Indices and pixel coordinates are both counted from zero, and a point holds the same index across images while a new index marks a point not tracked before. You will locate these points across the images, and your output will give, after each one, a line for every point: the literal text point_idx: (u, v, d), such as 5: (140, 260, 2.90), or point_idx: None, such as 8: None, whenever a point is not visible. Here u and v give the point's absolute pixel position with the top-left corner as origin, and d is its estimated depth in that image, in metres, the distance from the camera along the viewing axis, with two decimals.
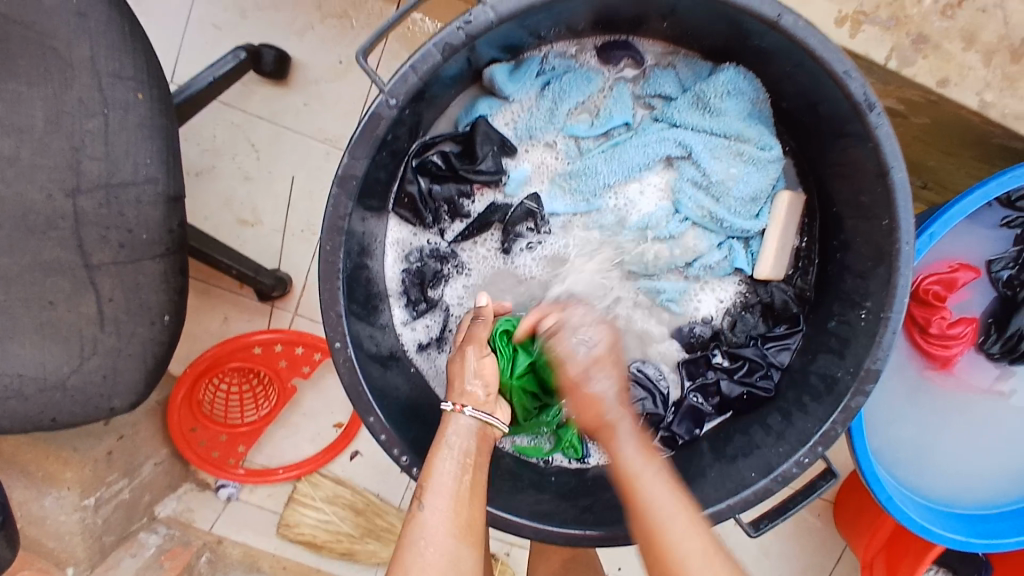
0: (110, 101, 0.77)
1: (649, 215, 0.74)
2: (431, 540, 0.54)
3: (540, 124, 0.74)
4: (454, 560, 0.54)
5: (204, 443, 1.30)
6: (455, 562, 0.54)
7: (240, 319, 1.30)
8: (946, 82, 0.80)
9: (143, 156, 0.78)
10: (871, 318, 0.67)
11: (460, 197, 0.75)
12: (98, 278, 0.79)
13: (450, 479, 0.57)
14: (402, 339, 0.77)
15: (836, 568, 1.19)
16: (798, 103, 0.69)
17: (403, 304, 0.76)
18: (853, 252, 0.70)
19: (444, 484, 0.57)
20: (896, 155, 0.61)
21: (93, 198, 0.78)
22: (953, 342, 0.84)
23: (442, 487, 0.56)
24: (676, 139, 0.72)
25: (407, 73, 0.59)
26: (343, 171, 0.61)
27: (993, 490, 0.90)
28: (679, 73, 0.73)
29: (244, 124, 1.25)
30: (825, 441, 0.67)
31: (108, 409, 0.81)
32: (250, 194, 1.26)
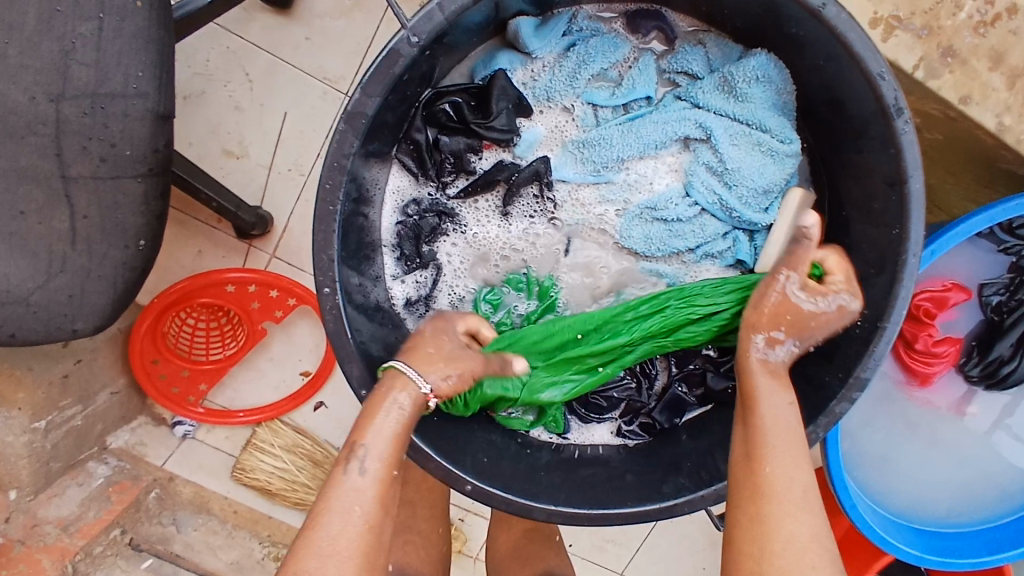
0: (107, 6, 0.72)
1: (658, 195, 0.73)
2: (348, 503, 0.54)
3: (559, 87, 0.71)
4: (372, 526, 0.54)
5: (165, 377, 1.26)
6: (373, 531, 0.54)
7: (215, 254, 1.25)
8: (967, 99, 0.80)
9: (136, 67, 0.73)
10: (866, 326, 0.67)
11: (467, 152, 0.72)
12: (74, 191, 0.75)
13: (385, 438, 0.56)
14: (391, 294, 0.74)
15: None
16: (823, 100, 0.67)
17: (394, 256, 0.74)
18: (856, 258, 0.70)
19: (380, 443, 0.56)
20: (915, 164, 0.60)
21: (78, 105, 0.73)
22: (935, 359, 0.84)
23: (377, 445, 0.56)
24: (696, 120, 0.70)
25: (433, 12, 0.56)
26: (353, 109, 0.57)
27: (948, 505, 0.92)
28: (708, 52, 0.71)
29: (240, 51, 1.19)
30: (806, 443, 0.67)
31: (70, 331, 0.78)
32: (239, 125, 1.21)
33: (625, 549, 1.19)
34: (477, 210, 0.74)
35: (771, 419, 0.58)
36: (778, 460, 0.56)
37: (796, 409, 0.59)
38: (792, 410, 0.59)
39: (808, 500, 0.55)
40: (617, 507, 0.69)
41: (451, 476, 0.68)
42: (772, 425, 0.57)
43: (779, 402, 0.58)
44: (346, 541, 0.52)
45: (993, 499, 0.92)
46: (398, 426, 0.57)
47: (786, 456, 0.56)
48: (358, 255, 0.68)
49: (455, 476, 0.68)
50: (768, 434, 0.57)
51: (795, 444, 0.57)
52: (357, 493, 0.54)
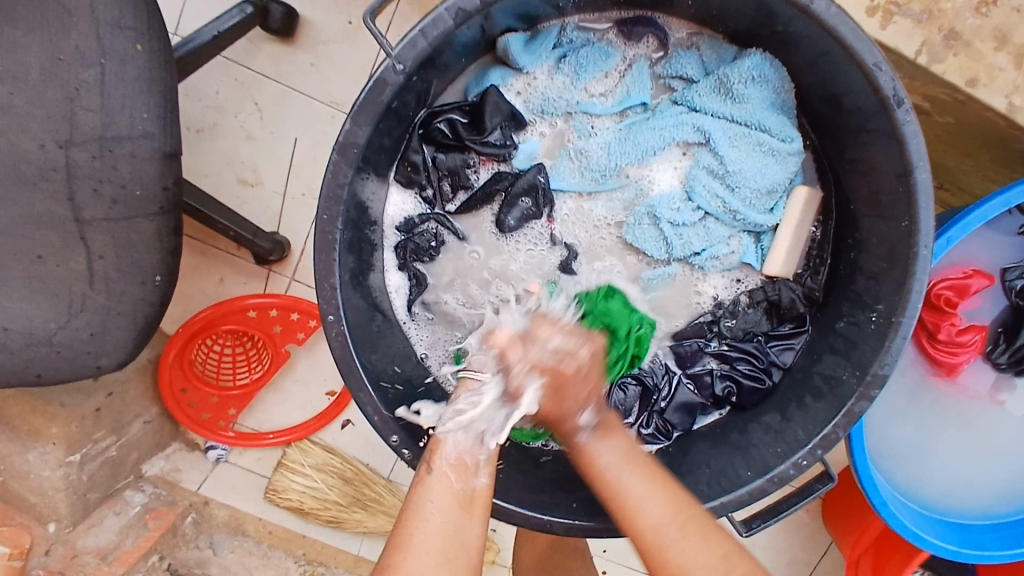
0: (108, 51, 0.74)
1: (661, 198, 0.72)
2: (433, 507, 0.55)
3: (552, 99, 0.71)
4: (460, 522, 0.55)
5: (195, 405, 1.28)
6: (459, 530, 0.55)
7: (236, 281, 1.28)
8: (975, 82, 0.77)
9: (139, 109, 0.75)
10: (881, 322, 0.65)
11: (464, 168, 0.72)
12: (88, 234, 0.77)
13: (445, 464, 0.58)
14: (397, 312, 0.74)
15: (819, 562, 1.19)
16: (823, 96, 0.66)
17: (400, 279, 0.74)
18: (867, 253, 0.68)
19: (453, 452, 0.59)
20: (921, 155, 0.58)
21: (87, 150, 0.75)
22: (961, 350, 0.81)
23: (452, 446, 0.59)
24: (693, 124, 0.70)
25: (416, 39, 0.56)
26: (345, 140, 0.58)
27: (985, 499, 0.87)
28: (703, 55, 0.70)
29: (248, 81, 1.22)
30: (825, 444, 0.65)
31: (95, 367, 0.80)
32: (250, 153, 1.24)
33: None
34: (477, 226, 0.74)
35: (592, 460, 0.59)
36: (622, 500, 0.57)
37: (627, 442, 0.60)
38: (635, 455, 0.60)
39: (684, 526, 0.56)
40: None
41: None
42: (596, 464, 0.59)
43: (605, 451, 0.59)
44: (436, 536, 0.53)
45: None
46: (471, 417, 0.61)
47: (631, 492, 0.57)
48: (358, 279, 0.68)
49: None
50: (616, 485, 0.58)
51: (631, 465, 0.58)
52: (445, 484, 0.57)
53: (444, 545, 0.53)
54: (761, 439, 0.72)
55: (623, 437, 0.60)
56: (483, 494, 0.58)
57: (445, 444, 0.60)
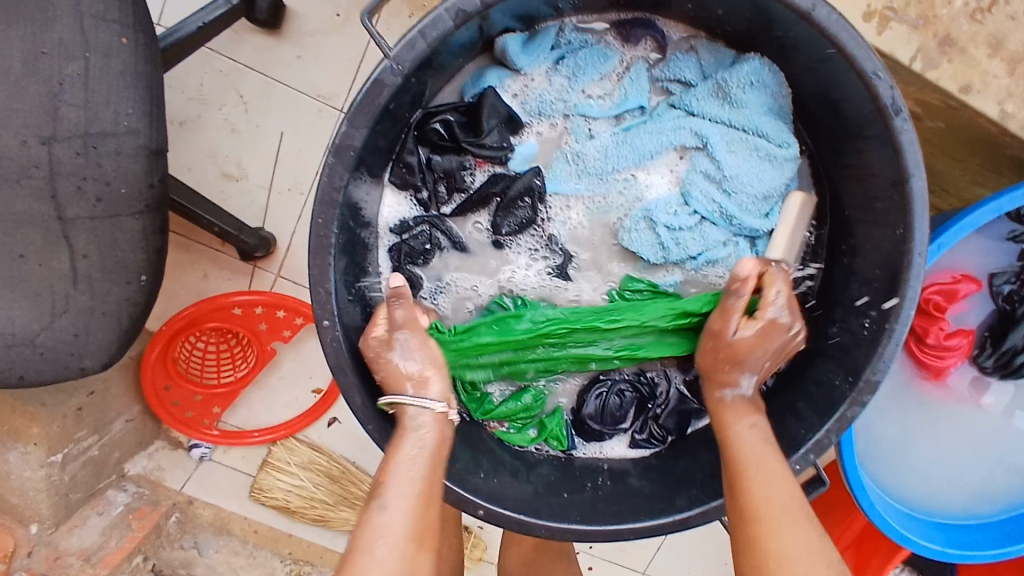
0: (93, 45, 0.72)
1: (657, 202, 0.71)
2: (381, 544, 0.54)
3: (547, 101, 0.70)
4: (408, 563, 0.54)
5: (178, 403, 1.26)
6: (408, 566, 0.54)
7: (221, 277, 1.26)
8: (968, 88, 0.77)
9: (125, 105, 0.73)
10: (874, 328, 0.65)
11: (459, 170, 0.71)
12: (72, 233, 0.75)
13: (412, 468, 0.58)
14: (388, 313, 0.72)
15: None
16: (819, 103, 0.66)
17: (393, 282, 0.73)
18: (860, 258, 0.68)
19: (407, 480, 0.57)
20: (917, 162, 0.58)
21: (70, 146, 0.73)
22: (948, 354, 0.82)
23: (403, 475, 0.57)
24: (691, 128, 0.69)
25: (415, 39, 0.55)
26: (340, 142, 0.56)
27: (967, 498, 0.90)
28: (701, 59, 0.70)
29: (234, 73, 1.19)
30: (817, 448, 0.66)
31: (78, 369, 0.78)
32: (236, 148, 1.21)
33: (644, 549, 1.17)
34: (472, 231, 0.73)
35: (746, 450, 0.61)
36: (755, 479, 0.59)
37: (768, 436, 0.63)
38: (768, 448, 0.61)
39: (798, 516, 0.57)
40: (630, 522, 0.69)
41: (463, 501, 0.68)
42: (743, 446, 0.61)
43: (747, 428, 0.63)
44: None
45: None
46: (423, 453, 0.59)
47: (758, 471, 0.59)
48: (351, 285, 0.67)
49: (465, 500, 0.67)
50: (747, 456, 0.61)
51: (766, 447, 0.61)
52: (390, 532, 0.55)
53: None
54: None
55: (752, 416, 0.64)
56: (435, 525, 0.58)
57: (395, 472, 0.58)
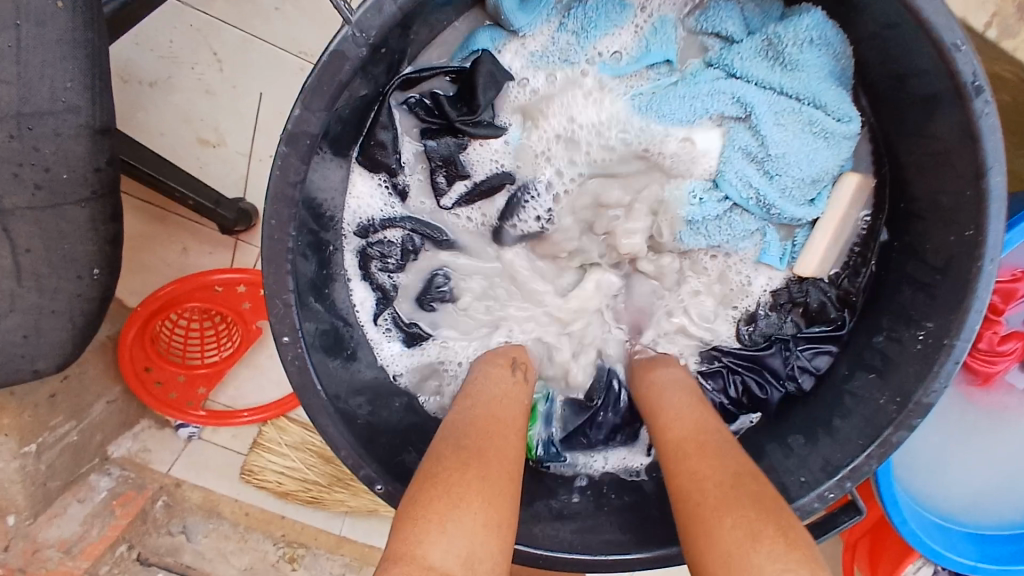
0: (21, 8, 0.61)
1: (690, 184, 0.66)
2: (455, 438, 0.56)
3: (563, 64, 0.64)
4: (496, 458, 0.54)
5: (161, 384, 1.19)
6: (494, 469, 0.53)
7: (200, 251, 1.18)
8: None
9: (62, 77, 0.63)
10: (929, 343, 0.57)
11: (458, 153, 0.65)
12: (11, 225, 0.66)
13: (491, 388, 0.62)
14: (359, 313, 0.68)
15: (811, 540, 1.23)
16: (883, 72, 0.57)
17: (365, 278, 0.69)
18: (919, 261, 0.59)
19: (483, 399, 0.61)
20: (997, 152, 0.49)
21: (3, 127, 0.63)
22: (1001, 359, 0.73)
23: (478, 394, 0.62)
24: (732, 93, 0.62)
25: (382, 3, 0.48)
26: (294, 126, 0.49)
27: (1010, 509, 0.81)
28: (745, 10, 0.62)
29: (205, 29, 1.08)
30: (855, 476, 0.59)
31: (31, 371, 0.72)
32: (212, 111, 1.11)
33: None
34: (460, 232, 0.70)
35: (668, 421, 0.61)
36: (673, 444, 0.58)
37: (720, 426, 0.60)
38: (691, 403, 0.62)
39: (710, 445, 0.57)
40: (638, 549, 0.62)
41: None
42: (652, 383, 0.66)
43: (659, 379, 0.66)
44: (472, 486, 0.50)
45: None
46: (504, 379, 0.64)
47: (680, 437, 0.58)
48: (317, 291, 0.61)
49: None
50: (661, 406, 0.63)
51: (693, 405, 0.62)
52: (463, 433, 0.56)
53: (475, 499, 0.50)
54: (780, 459, 0.66)
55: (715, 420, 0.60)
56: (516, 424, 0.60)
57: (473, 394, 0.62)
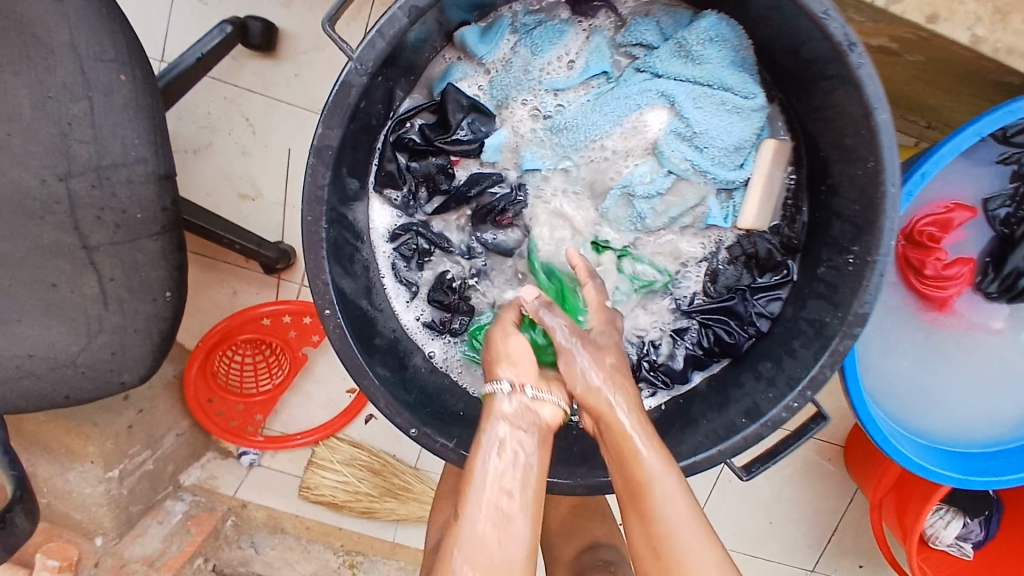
0: (93, 84, 0.77)
1: (634, 170, 0.72)
2: (482, 524, 0.52)
3: (512, 83, 0.71)
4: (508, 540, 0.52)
5: (222, 413, 1.34)
6: (508, 539, 0.52)
7: (248, 292, 1.33)
8: (935, 17, 0.75)
9: (131, 136, 0.79)
10: (858, 263, 0.67)
11: (439, 172, 0.73)
12: (97, 259, 0.81)
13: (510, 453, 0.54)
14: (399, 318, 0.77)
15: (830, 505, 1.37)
16: (782, 52, 0.66)
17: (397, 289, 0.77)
18: (840, 197, 0.69)
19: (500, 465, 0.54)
20: (879, 96, 0.59)
21: (85, 180, 0.79)
22: (949, 282, 0.82)
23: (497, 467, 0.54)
24: (658, 90, 0.70)
25: (374, 39, 0.58)
26: (318, 143, 0.60)
27: (986, 425, 0.90)
28: (660, 22, 0.70)
29: (237, 98, 1.25)
30: (814, 385, 0.68)
31: (118, 384, 0.85)
32: (248, 168, 1.28)
33: None
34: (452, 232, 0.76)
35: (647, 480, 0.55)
36: (657, 505, 0.55)
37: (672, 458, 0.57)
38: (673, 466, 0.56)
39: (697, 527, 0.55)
40: None
41: None
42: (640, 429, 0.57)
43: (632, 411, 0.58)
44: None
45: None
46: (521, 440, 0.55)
47: (671, 511, 0.55)
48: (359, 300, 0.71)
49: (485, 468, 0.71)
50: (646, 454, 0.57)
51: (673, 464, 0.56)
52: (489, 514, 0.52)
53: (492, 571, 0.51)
54: (754, 386, 0.75)
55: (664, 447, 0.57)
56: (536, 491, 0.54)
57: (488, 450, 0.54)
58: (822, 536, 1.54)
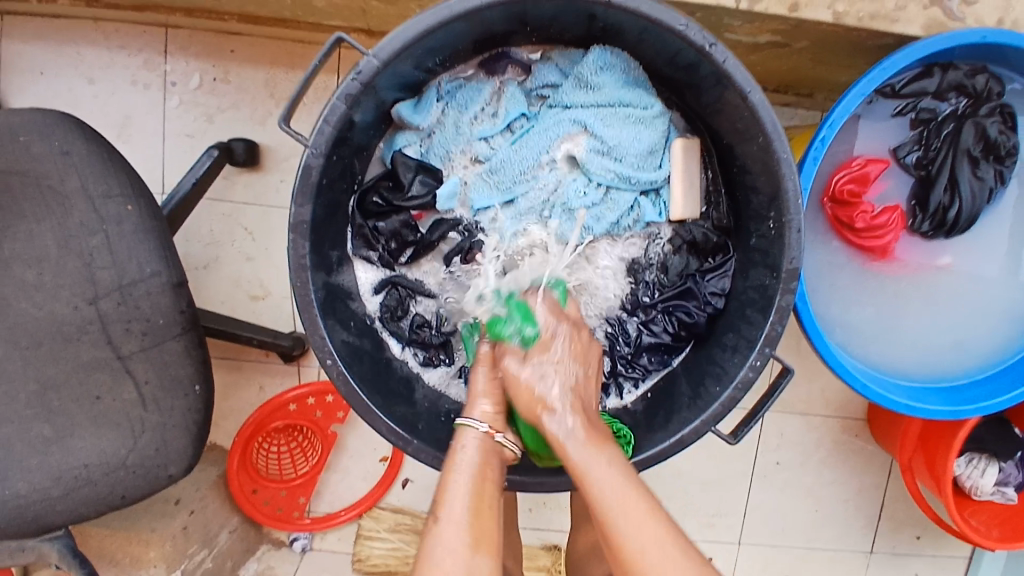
0: (106, 218, 0.90)
1: (568, 190, 0.83)
2: (445, 558, 0.58)
3: (450, 140, 0.83)
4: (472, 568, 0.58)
5: (268, 501, 1.42)
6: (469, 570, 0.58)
7: (273, 384, 1.44)
8: (797, 6, 0.83)
9: (144, 255, 0.91)
10: (778, 226, 0.75)
11: (405, 227, 0.85)
12: (131, 366, 0.93)
13: (462, 479, 0.63)
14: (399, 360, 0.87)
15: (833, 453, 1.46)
16: (666, 64, 0.77)
17: (390, 334, 0.87)
18: (751, 174, 0.78)
19: (458, 494, 0.62)
20: (749, 81, 0.70)
21: (112, 300, 0.91)
22: (883, 231, 0.89)
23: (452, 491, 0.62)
24: (571, 119, 0.81)
25: (322, 127, 0.70)
26: (293, 220, 0.71)
27: (956, 356, 0.96)
28: (559, 63, 0.82)
29: (234, 212, 1.40)
30: (770, 341, 0.75)
31: (166, 476, 0.95)
32: (256, 272, 1.42)
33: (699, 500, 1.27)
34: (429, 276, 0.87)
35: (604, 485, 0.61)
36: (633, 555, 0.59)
37: (623, 464, 0.63)
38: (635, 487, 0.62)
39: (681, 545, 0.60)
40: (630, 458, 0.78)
41: None
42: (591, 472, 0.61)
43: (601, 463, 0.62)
44: None
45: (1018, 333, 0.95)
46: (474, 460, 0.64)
47: (626, 528, 0.59)
48: (355, 347, 0.80)
49: None
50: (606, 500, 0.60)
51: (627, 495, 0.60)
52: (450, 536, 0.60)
53: None
54: (722, 356, 0.81)
55: (608, 446, 0.63)
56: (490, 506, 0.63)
57: (450, 485, 0.63)
58: (871, 515, 1.53)
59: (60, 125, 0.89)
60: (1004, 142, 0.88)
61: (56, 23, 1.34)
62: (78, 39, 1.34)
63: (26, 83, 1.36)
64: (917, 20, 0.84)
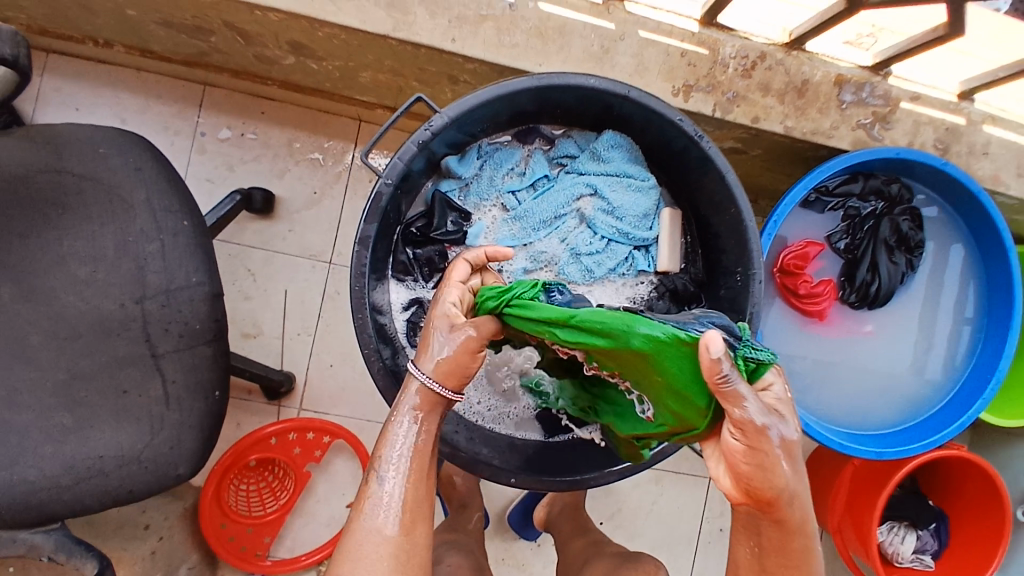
0: (164, 228, 1.01)
1: (577, 239, 1.01)
2: (381, 518, 0.72)
3: (484, 191, 1.01)
4: (403, 535, 0.71)
5: (233, 538, 1.43)
6: (404, 536, 0.72)
7: (251, 421, 1.50)
8: (757, 119, 1.08)
9: (192, 265, 1.01)
10: (743, 278, 0.93)
11: (437, 256, 1.00)
12: (162, 364, 1.00)
13: (401, 458, 0.74)
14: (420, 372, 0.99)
15: None
16: (661, 148, 0.98)
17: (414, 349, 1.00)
18: (723, 239, 0.97)
19: (395, 468, 0.74)
20: (726, 166, 0.90)
21: (157, 301, 1.00)
22: (820, 298, 1.10)
23: (392, 466, 0.74)
24: (584, 182, 1.01)
25: (395, 164, 0.86)
26: (361, 235, 0.86)
27: (877, 410, 1.17)
28: (576, 139, 1.02)
29: (240, 254, 1.51)
30: None
31: (175, 475, 0.99)
32: (251, 312, 1.51)
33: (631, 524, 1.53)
34: None
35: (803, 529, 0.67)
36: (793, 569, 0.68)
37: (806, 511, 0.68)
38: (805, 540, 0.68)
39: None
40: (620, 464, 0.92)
41: (497, 474, 0.90)
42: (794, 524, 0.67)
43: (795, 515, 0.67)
44: (384, 550, 0.70)
45: (921, 393, 1.18)
46: (410, 442, 0.75)
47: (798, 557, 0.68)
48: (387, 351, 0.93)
49: (498, 473, 0.90)
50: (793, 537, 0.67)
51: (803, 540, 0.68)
52: (383, 504, 0.73)
53: (389, 551, 0.70)
54: None
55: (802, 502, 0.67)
56: (427, 502, 0.75)
57: (387, 458, 0.75)
58: None
59: (137, 146, 1.02)
60: (913, 237, 1.12)
61: (100, 68, 1.48)
62: (119, 84, 1.48)
63: (60, 116, 1.47)
64: (846, 138, 1.10)
